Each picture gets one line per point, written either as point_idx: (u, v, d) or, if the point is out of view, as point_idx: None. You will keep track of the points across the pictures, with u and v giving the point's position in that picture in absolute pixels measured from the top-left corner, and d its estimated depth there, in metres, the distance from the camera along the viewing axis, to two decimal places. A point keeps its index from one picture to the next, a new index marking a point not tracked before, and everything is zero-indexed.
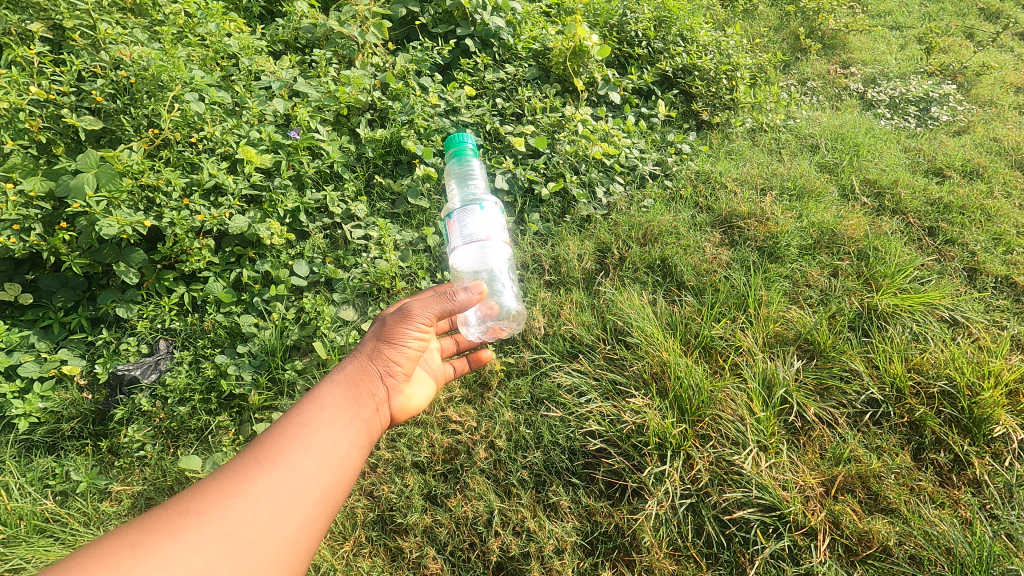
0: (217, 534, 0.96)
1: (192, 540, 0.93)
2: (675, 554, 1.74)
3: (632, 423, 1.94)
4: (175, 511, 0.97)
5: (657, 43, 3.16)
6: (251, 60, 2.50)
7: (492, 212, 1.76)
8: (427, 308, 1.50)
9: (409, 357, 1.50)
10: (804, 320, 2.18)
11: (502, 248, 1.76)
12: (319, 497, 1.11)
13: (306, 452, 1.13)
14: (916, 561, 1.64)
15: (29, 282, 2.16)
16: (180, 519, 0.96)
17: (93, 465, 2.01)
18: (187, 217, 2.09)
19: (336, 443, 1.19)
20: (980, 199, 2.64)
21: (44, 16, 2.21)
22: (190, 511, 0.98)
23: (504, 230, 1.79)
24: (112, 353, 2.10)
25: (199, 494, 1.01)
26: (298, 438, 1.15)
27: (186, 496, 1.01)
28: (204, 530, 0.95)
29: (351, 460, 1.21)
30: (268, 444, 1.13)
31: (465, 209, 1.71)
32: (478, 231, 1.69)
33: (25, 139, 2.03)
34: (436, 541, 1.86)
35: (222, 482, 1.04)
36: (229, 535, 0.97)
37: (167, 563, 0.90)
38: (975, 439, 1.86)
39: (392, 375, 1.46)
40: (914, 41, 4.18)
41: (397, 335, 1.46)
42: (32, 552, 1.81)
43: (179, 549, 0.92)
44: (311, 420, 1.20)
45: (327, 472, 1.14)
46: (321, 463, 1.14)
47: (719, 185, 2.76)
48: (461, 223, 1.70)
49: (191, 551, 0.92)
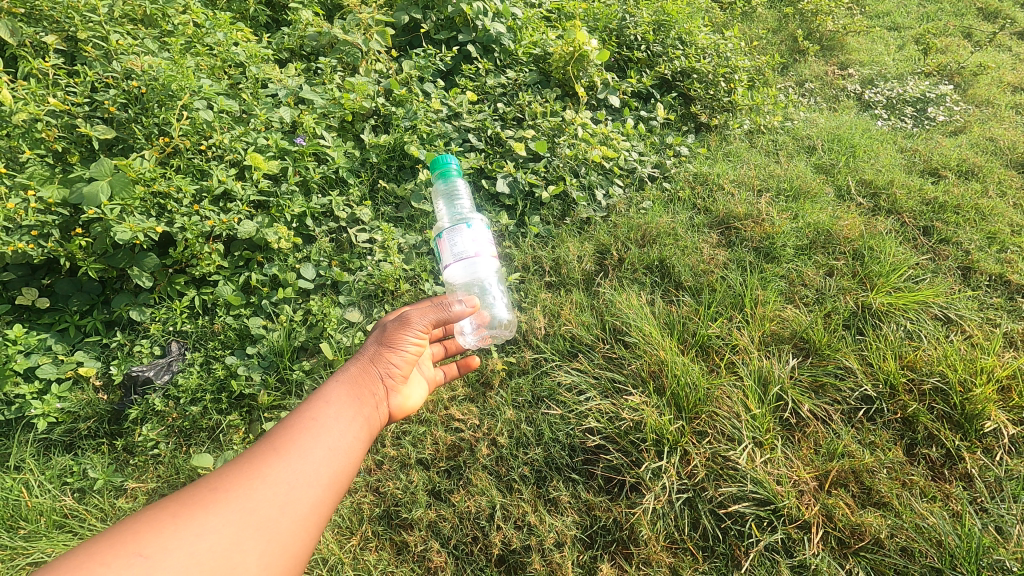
0: (241, 510, 1.04)
1: (219, 515, 1.02)
2: (672, 547, 1.79)
3: (631, 420, 1.99)
4: (204, 489, 1.06)
5: (656, 47, 3.21)
6: (259, 69, 2.57)
7: (481, 228, 1.77)
8: (424, 316, 1.57)
9: (408, 360, 1.56)
10: (799, 319, 2.22)
11: (494, 262, 1.77)
12: (328, 482, 1.18)
13: (315, 442, 1.20)
14: (907, 554, 1.68)
15: (46, 287, 2.23)
16: (208, 496, 1.05)
17: (110, 463, 2.08)
18: (198, 222, 2.15)
19: (343, 435, 1.26)
20: (975, 199, 2.67)
21: (59, 28, 2.27)
22: (217, 489, 1.06)
23: (495, 244, 1.81)
24: (127, 355, 2.18)
25: (224, 475, 1.10)
26: (308, 429, 1.22)
27: (213, 476, 1.10)
28: (229, 507, 1.04)
29: (356, 452, 1.28)
30: (280, 435, 1.20)
31: (453, 228, 1.72)
32: (468, 248, 1.71)
33: (42, 148, 2.11)
34: (440, 535, 1.92)
35: (242, 465, 1.12)
36: (252, 512, 1.05)
37: (200, 533, 0.98)
38: (967, 434, 1.90)
39: (391, 376, 1.52)
40: (912, 42, 4.21)
41: (396, 339, 1.52)
42: (52, 547, 1.90)
43: (209, 521, 1.01)
44: (319, 414, 1.27)
45: (335, 460, 1.21)
46: (329, 452, 1.21)
47: (717, 187, 2.80)
48: (451, 242, 1.71)
49: (219, 524, 1.01)
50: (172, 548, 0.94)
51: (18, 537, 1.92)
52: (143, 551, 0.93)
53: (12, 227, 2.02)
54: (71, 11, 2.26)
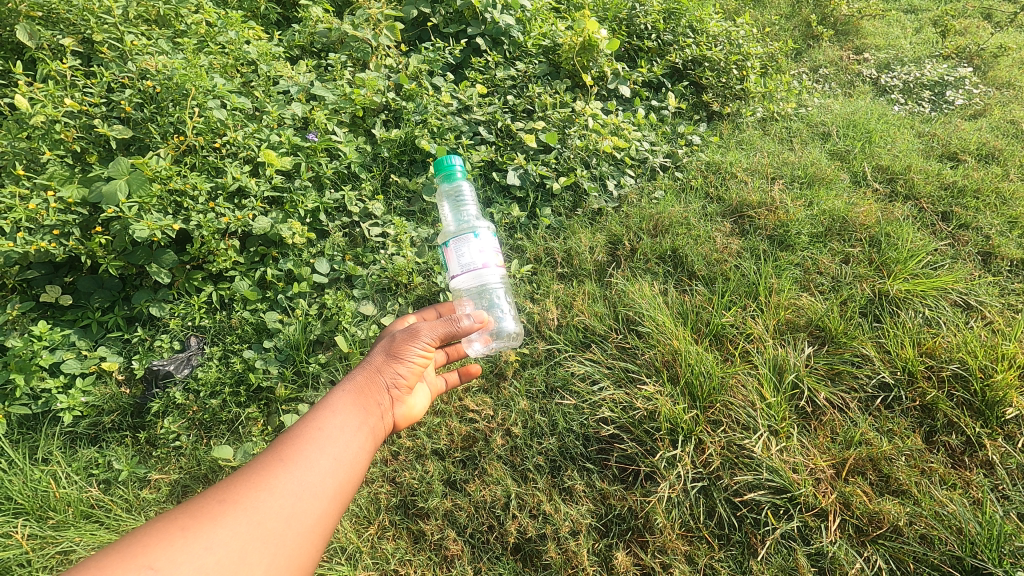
0: (249, 523, 1.05)
1: (228, 527, 1.03)
2: (688, 535, 1.80)
3: (644, 409, 2.00)
4: (213, 501, 1.06)
5: (667, 36, 3.18)
6: (270, 67, 2.60)
7: (487, 237, 1.75)
8: (433, 329, 1.57)
9: (413, 370, 1.57)
10: (815, 307, 2.20)
11: (501, 271, 1.75)
12: (333, 494, 1.19)
13: (320, 453, 1.21)
14: (926, 541, 1.68)
15: (69, 285, 2.29)
16: (216, 508, 1.05)
17: (133, 455, 2.13)
18: (213, 219, 2.18)
19: (348, 446, 1.27)
20: (995, 182, 2.62)
21: (75, 30, 2.31)
22: (225, 501, 1.07)
23: (501, 254, 1.79)
24: (147, 350, 2.22)
25: (232, 485, 1.10)
26: (314, 439, 1.23)
27: (220, 487, 1.10)
28: (236, 518, 1.04)
29: (360, 462, 1.29)
30: (286, 445, 1.20)
31: (460, 238, 1.71)
32: (475, 259, 1.70)
33: (62, 149, 2.16)
34: (457, 524, 1.94)
35: (249, 477, 1.12)
36: (260, 523, 1.06)
37: (209, 546, 0.99)
38: (988, 421, 1.88)
39: (397, 386, 1.53)
40: (930, 24, 4.13)
41: (403, 349, 1.53)
42: (79, 536, 1.94)
43: (219, 534, 1.01)
44: (324, 424, 1.28)
45: (340, 472, 1.22)
46: (334, 464, 1.22)
47: (730, 175, 2.77)
48: (457, 252, 1.71)
49: (228, 537, 1.02)
50: (183, 561, 0.95)
51: (48, 527, 1.98)
52: (153, 564, 0.93)
53: (35, 227, 2.08)
54: (86, 13, 2.28)
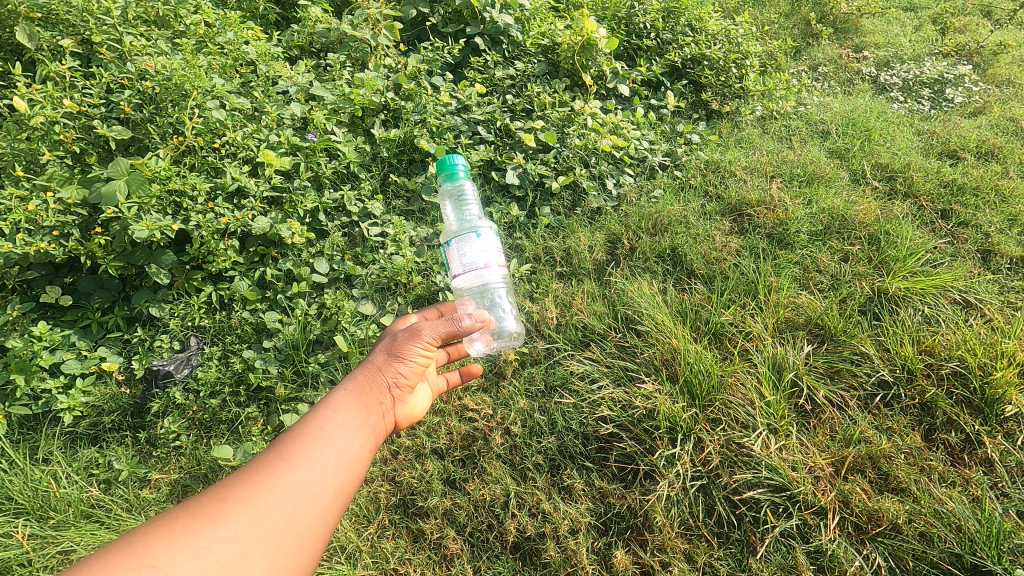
0: (249, 522, 1.05)
1: (229, 526, 1.03)
2: (687, 533, 1.80)
3: (644, 408, 2.00)
4: (214, 500, 1.06)
5: (666, 34, 3.17)
6: (269, 67, 2.60)
7: (489, 237, 1.75)
8: (434, 329, 1.57)
9: (414, 370, 1.57)
10: (814, 306, 2.20)
11: (503, 271, 1.75)
12: (333, 494, 1.19)
13: (321, 452, 1.21)
14: (926, 539, 1.68)
15: (69, 285, 2.29)
16: (217, 507, 1.05)
17: (133, 455, 2.14)
18: (212, 219, 2.18)
19: (349, 446, 1.27)
20: (995, 180, 2.62)
21: (74, 31, 2.31)
22: (226, 499, 1.07)
23: (504, 253, 1.78)
24: (147, 350, 2.23)
25: (233, 485, 1.10)
26: (315, 439, 1.23)
27: (220, 486, 1.10)
28: (237, 517, 1.04)
29: (361, 462, 1.29)
30: (287, 444, 1.20)
31: (462, 238, 1.71)
32: (477, 258, 1.70)
33: (61, 149, 2.17)
34: (456, 523, 1.95)
35: (250, 477, 1.12)
36: (261, 523, 1.06)
37: (210, 544, 0.99)
38: (987, 419, 1.88)
39: (398, 386, 1.53)
40: (929, 22, 4.12)
41: (404, 349, 1.53)
42: (80, 535, 1.95)
43: (220, 533, 1.01)
44: (325, 423, 1.28)
45: (341, 472, 1.22)
46: (335, 463, 1.22)
47: (729, 174, 2.77)
48: (459, 251, 1.70)
49: (229, 536, 1.02)
50: (183, 559, 0.95)
51: (48, 527, 1.98)
52: (154, 562, 0.93)
53: (35, 227, 2.08)
54: (85, 14, 2.28)
